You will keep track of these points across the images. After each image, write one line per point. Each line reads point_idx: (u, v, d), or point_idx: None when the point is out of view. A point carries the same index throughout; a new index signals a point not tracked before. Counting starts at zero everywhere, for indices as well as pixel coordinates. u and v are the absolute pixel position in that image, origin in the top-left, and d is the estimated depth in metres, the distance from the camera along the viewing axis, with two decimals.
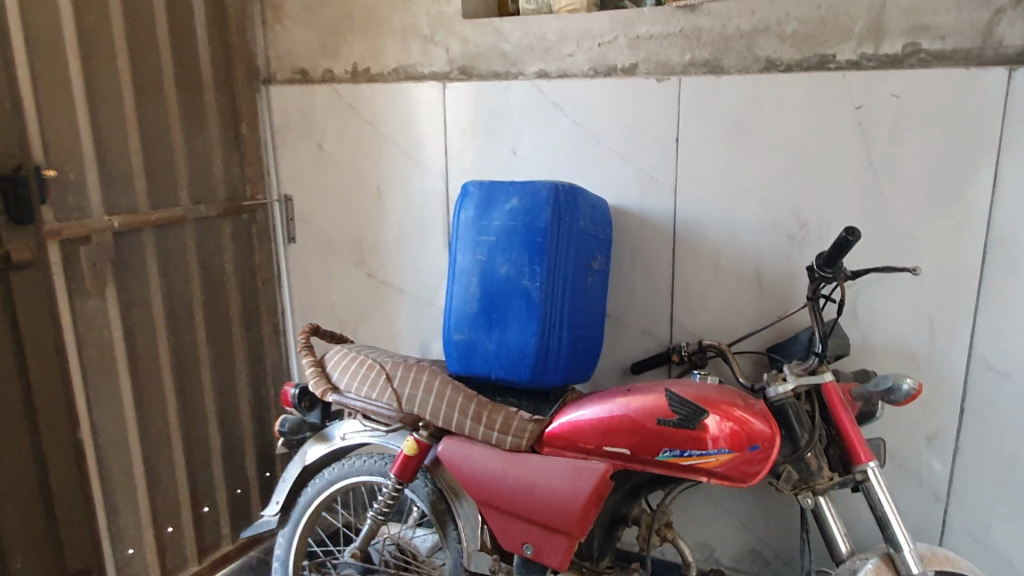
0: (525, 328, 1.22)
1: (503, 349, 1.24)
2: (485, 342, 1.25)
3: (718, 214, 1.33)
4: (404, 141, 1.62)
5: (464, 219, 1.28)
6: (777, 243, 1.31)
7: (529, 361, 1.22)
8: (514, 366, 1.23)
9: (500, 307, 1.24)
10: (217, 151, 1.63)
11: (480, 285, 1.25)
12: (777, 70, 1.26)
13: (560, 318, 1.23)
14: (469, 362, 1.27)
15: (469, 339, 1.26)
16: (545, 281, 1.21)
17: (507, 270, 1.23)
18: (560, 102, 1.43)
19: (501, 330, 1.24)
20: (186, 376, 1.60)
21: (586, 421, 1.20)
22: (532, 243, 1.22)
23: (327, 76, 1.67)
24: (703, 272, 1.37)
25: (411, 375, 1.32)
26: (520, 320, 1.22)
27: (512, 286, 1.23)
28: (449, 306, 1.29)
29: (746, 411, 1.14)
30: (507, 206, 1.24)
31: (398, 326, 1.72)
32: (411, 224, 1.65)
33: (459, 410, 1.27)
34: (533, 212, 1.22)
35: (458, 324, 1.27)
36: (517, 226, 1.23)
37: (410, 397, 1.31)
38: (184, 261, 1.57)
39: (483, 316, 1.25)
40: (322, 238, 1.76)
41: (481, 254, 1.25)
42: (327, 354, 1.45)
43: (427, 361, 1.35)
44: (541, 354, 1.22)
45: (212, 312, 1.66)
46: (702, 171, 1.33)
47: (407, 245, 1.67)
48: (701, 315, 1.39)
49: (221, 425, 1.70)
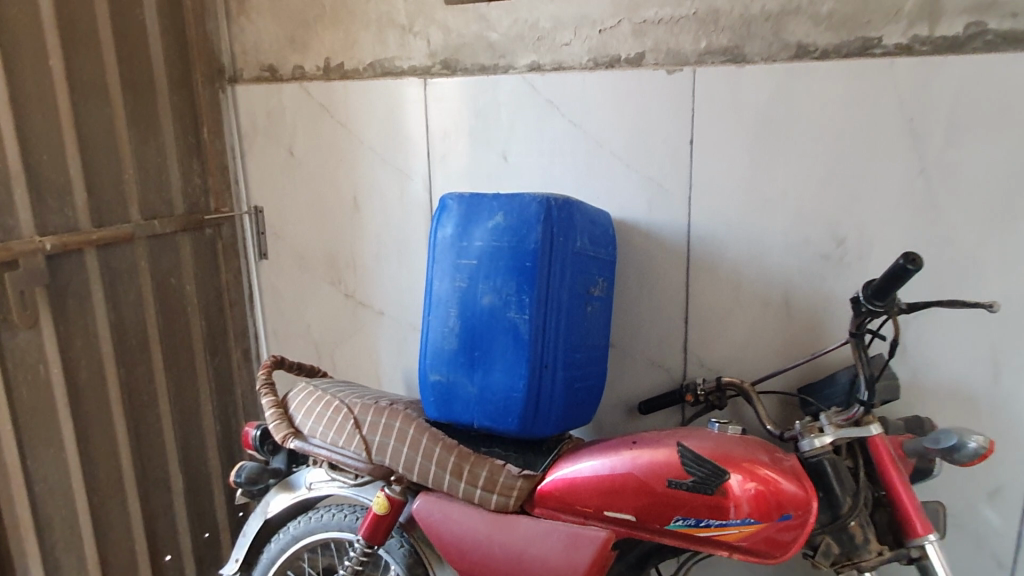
0: (512, 370, 1.03)
1: (487, 395, 1.05)
2: (466, 386, 1.07)
3: (739, 230, 1.13)
4: (381, 146, 1.43)
5: (442, 239, 1.09)
6: (809, 263, 1.10)
7: (517, 409, 1.03)
8: (500, 414, 1.04)
9: (483, 345, 1.05)
10: (174, 159, 1.46)
11: (459, 318, 1.07)
12: (811, 57, 1.06)
13: (553, 357, 1.04)
14: (449, 408, 1.09)
15: (447, 382, 1.08)
16: (534, 314, 1.02)
17: (490, 300, 1.04)
18: (555, 100, 1.24)
19: (484, 372, 1.05)
20: (141, 411, 1.43)
21: (584, 480, 1.00)
22: (520, 268, 1.03)
23: (297, 73, 1.49)
24: (722, 297, 1.17)
25: (382, 420, 1.14)
26: (506, 361, 1.04)
27: (496, 320, 1.04)
28: (425, 342, 1.10)
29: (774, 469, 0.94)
30: (490, 223, 1.05)
31: (378, 353, 1.54)
32: (390, 239, 1.47)
33: (436, 462, 1.09)
34: (520, 230, 1.03)
35: (435, 363, 1.09)
36: (502, 248, 1.04)
37: (381, 446, 1.13)
38: (135, 282, 1.40)
39: (463, 354, 1.06)
40: (294, 255, 1.58)
41: (461, 282, 1.07)
42: (291, 393, 1.27)
43: (401, 403, 1.17)
44: (531, 401, 1.03)
45: (171, 340, 1.49)
46: (720, 179, 1.14)
47: (386, 263, 1.49)
48: (719, 347, 1.19)
49: (183, 463, 1.53)
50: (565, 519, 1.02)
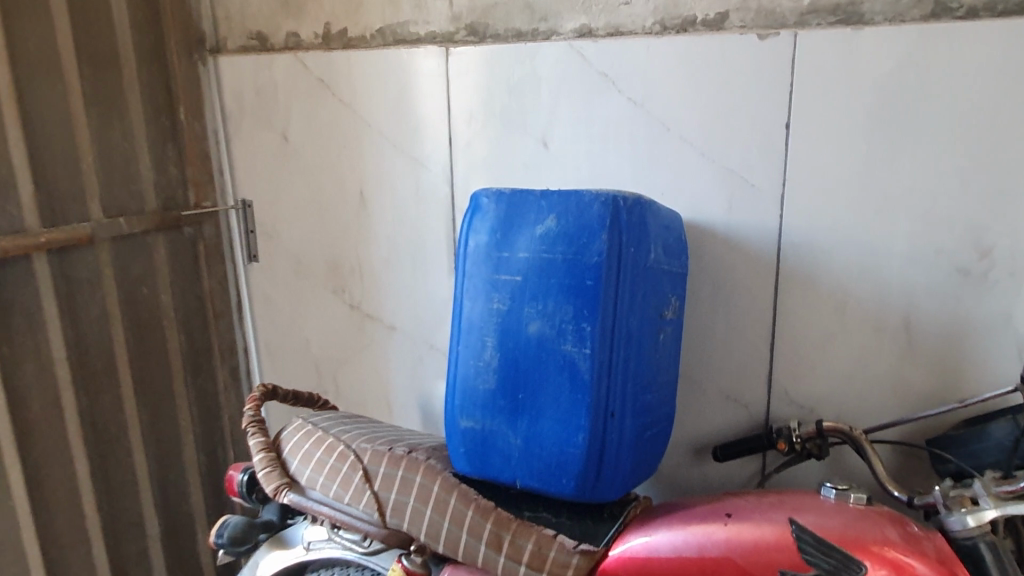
0: (568, 419, 0.80)
1: (534, 449, 0.82)
2: (505, 438, 0.84)
3: (847, 237, 0.91)
4: (393, 130, 1.20)
5: (475, 248, 0.86)
6: (940, 279, 0.88)
7: (573, 469, 0.80)
8: (552, 474, 0.82)
9: (528, 386, 0.82)
10: (145, 144, 1.22)
11: (498, 350, 0.84)
12: (952, 16, 0.83)
13: (621, 403, 0.81)
14: (484, 463, 0.86)
15: (482, 432, 0.85)
16: (597, 348, 0.79)
17: (539, 329, 0.81)
18: (610, 73, 1.01)
19: (531, 420, 0.82)
20: (109, 445, 1.20)
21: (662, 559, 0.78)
22: (578, 288, 0.80)
23: (291, 42, 1.25)
24: (821, 318, 0.95)
25: (398, 473, 0.91)
26: (560, 408, 0.81)
27: (547, 354, 0.81)
28: (453, 379, 0.88)
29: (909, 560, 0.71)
30: (538, 229, 0.82)
31: (389, 374, 1.32)
32: (404, 240, 1.24)
33: (469, 531, 0.86)
34: (577, 239, 0.80)
35: (467, 405, 0.86)
36: (555, 261, 0.81)
37: (397, 507, 0.90)
38: (99, 292, 1.16)
39: (503, 397, 0.84)
40: (289, 258, 1.35)
41: (500, 303, 0.84)
42: (285, 432, 1.04)
43: (421, 450, 0.94)
44: (593, 459, 0.80)
45: (145, 359, 1.25)
46: (825, 172, 0.91)
47: (400, 268, 1.26)
48: (817, 378, 0.97)
49: (160, 502, 1.30)
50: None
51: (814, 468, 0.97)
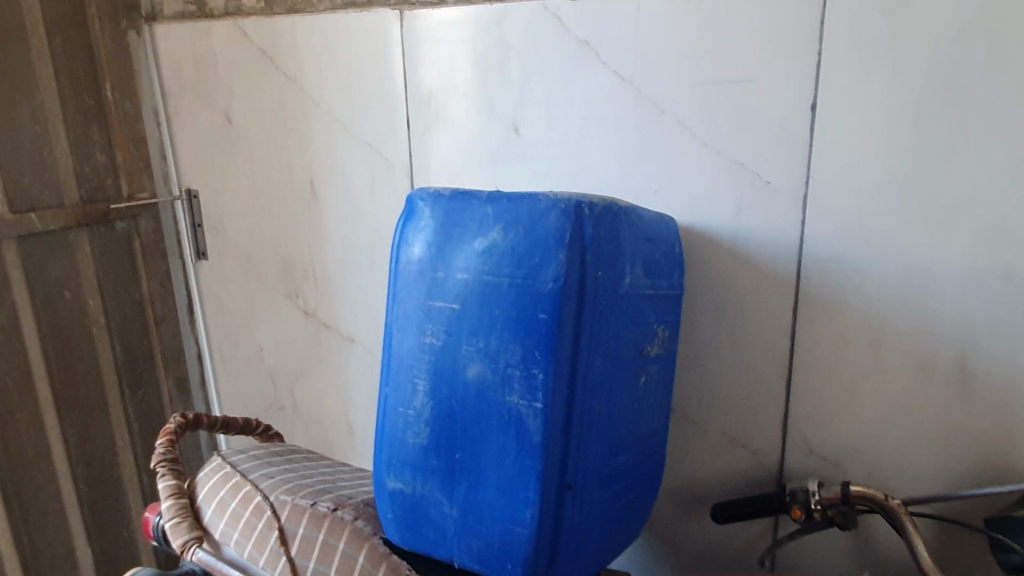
0: (512, 491, 0.62)
1: (473, 525, 0.64)
2: (440, 508, 0.66)
3: (887, 251, 0.71)
4: (344, 111, 1.02)
5: (405, 264, 0.68)
6: (1008, 309, 0.68)
7: (519, 555, 0.62)
8: (494, 557, 0.64)
9: (466, 444, 0.64)
10: (61, 129, 1.07)
11: (431, 396, 0.66)
12: None
13: (584, 470, 0.63)
14: (415, 534, 0.68)
15: (413, 499, 0.67)
16: (551, 401, 0.61)
17: (480, 373, 0.63)
18: (592, 39, 0.81)
19: (469, 489, 0.64)
20: (26, 472, 1.04)
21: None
22: (527, 323, 0.61)
23: (230, 7, 1.05)
24: (852, 352, 0.75)
25: (319, 536, 0.75)
26: (503, 476, 0.63)
27: (489, 405, 0.63)
28: (381, 428, 0.70)
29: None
30: (480, 243, 0.64)
31: (349, 391, 1.15)
32: (360, 241, 1.06)
33: None
34: (526, 258, 0.62)
35: (395, 462, 0.68)
36: (500, 286, 0.63)
37: None
38: (8, 299, 1.00)
39: (437, 457, 0.66)
40: (238, 257, 1.18)
41: (434, 337, 0.66)
42: (201, 475, 0.89)
43: (349, 508, 0.77)
44: (545, 542, 0.62)
45: (69, 373, 1.11)
46: (861, 167, 0.71)
47: (357, 272, 1.08)
48: (847, 425, 0.77)
49: (94, 530, 1.16)
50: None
51: (837, 536, 0.78)
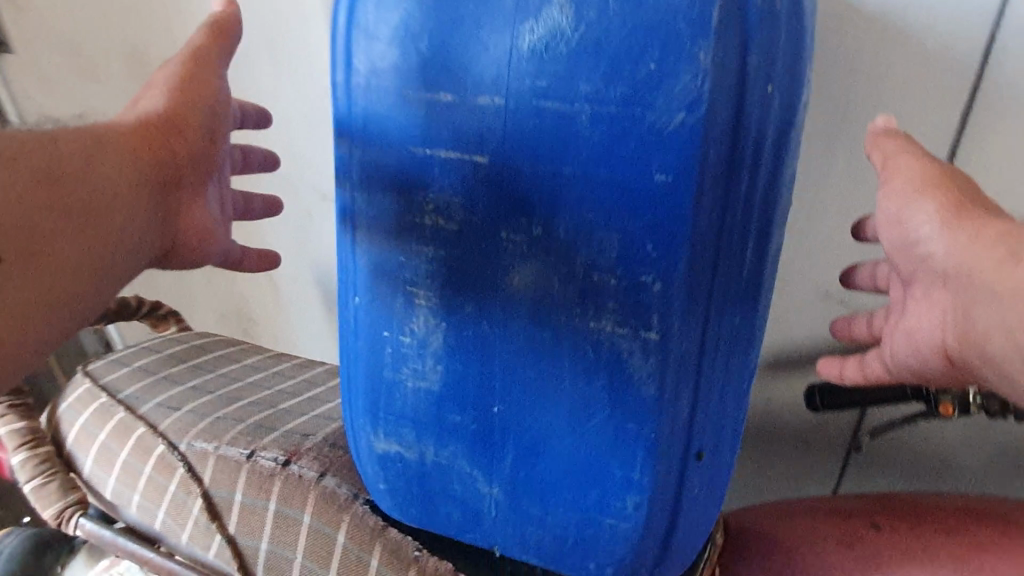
0: (601, 467, 0.38)
1: (530, 508, 0.41)
2: (470, 483, 0.42)
3: None
4: None
5: (367, 73, 0.36)
6: None
7: (611, 553, 0.40)
8: (569, 549, 0.41)
9: (514, 396, 0.38)
10: None
11: (443, 316, 0.38)
12: None
13: (715, 422, 0.38)
14: (426, 511, 0.44)
15: (420, 468, 0.42)
16: (676, 331, 0.34)
17: (534, 280, 0.35)
18: None
19: (521, 459, 0.39)
20: None
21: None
22: (631, 193, 0.32)
23: None
24: None
25: (269, 507, 0.49)
26: (583, 445, 0.38)
27: (557, 334, 0.36)
28: (352, 360, 0.42)
29: (936, 242, 0.38)
30: (522, 33, 0.32)
31: (265, 234, 0.84)
32: (250, 16, 0.69)
33: None
34: (626, 64, 0.31)
35: (384, 415, 0.42)
36: (571, 120, 0.32)
37: (271, 565, 0.49)
38: None
39: (460, 410, 0.40)
40: (61, 48, 0.78)
41: (440, 218, 0.36)
42: (62, 406, 0.60)
43: (308, 458, 0.50)
44: (658, 535, 0.39)
45: None
46: None
47: (253, 66, 0.72)
48: None
49: None
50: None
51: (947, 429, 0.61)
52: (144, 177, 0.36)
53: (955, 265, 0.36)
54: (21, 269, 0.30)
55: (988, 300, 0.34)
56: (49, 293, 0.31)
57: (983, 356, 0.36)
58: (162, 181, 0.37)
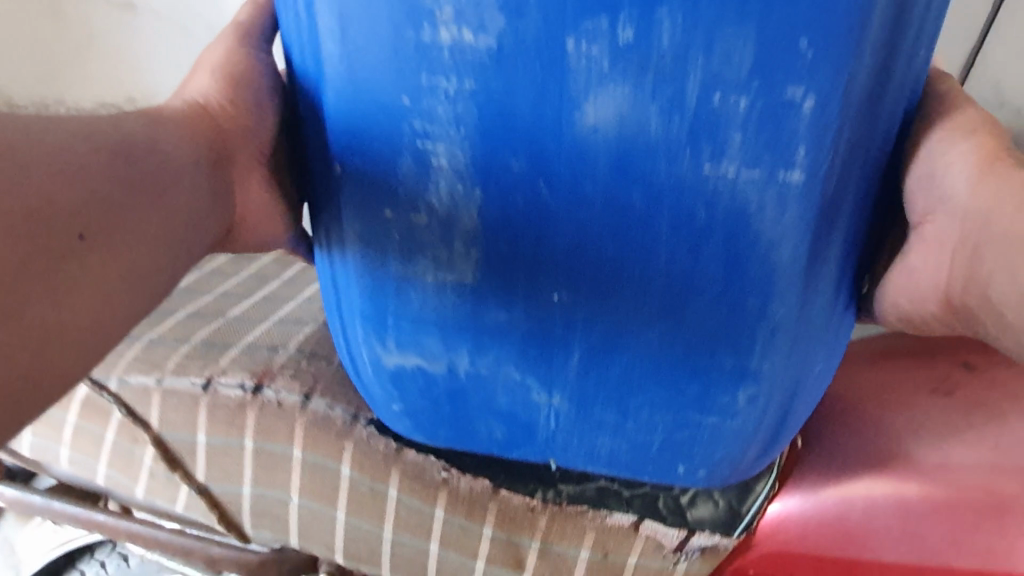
0: (704, 357, 0.29)
1: (602, 416, 0.32)
2: (519, 396, 0.32)
3: None
4: None
5: None
6: None
7: (709, 456, 0.32)
8: (654, 453, 0.33)
9: (584, 277, 0.28)
10: None
11: (477, 177, 0.26)
12: None
13: (846, 283, 0.29)
14: (458, 429, 0.34)
15: (450, 380, 0.32)
16: (827, 166, 0.24)
17: (619, 113, 0.24)
18: None
19: (592, 355, 0.30)
20: None
21: (814, 534, 0.38)
22: None
23: None
24: None
25: (246, 446, 0.39)
26: (683, 330, 0.28)
27: (652, 188, 0.25)
28: (338, 257, 0.31)
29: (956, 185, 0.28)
30: None
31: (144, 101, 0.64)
32: None
33: (441, 544, 0.39)
34: None
35: (395, 325, 0.31)
36: None
37: (263, 507, 0.40)
38: None
39: (506, 305, 0.29)
40: None
41: (463, 31, 0.23)
42: None
43: (283, 378, 0.39)
44: (772, 423, 0.31)
45: None
46: None
47: None
48: None
49: None
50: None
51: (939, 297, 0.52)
52: (203, 156, 0.31)
53: (966, 211, 0.28)
54: (98, 251, 0.25)
55: (1002, 249, 0.26)
56: (126, 267, 0.26)
57: (982, 309, 0.28)
58: (215, 158, 0.31)
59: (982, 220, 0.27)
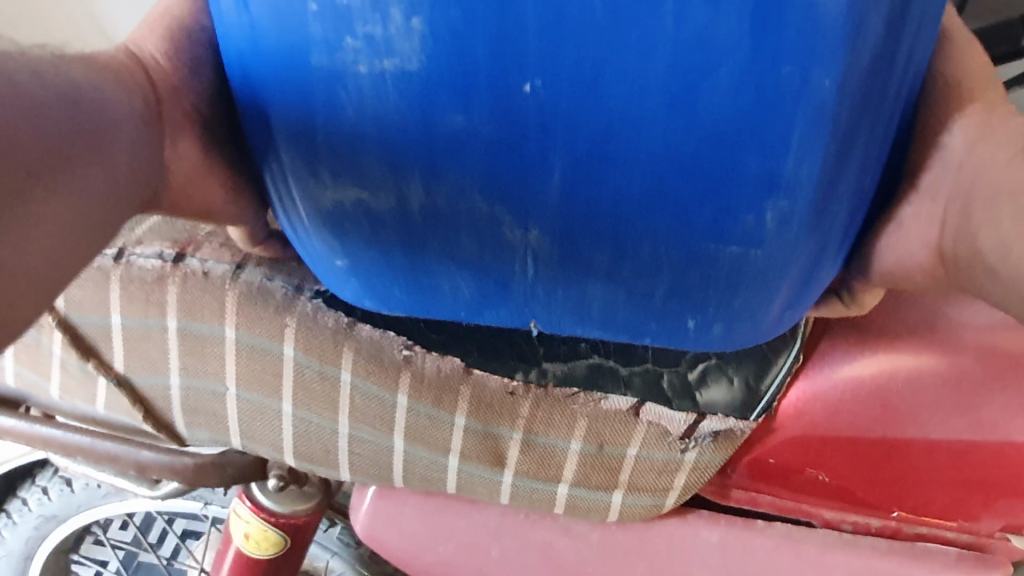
0: (724, 164, 0.22)
1: (593, 253, 0.25)
2: (487, 232, 0.26)
3: None
4: None
5: None
6: None
7: (726, 304, 0.26)
8: (658, 298, 0.26)
9: (562, 60, 0.20)
10: None
11: None
12: None
13: (906, 63, 0.22)
14: (416, 281, 0.28)
15: (400, 213, 0.26)
16: None
17: None
18: None
19: (576, 171, 0.23)
20: None
21: (847, 416, 0.31)
22: None
23: None
24: None
25: (169, 327, 0.33)
26: (695, 128, 0.21)
27: None
28: (247, 50, 0.23)
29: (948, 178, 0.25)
30: None
31: None
32: None
33: (405, 439, 0.33)
34: None
35: (324, 138, 0.24)
36: None
37: (196, 402, 0.34)
38: None
39: (465, 105, 0.22)
40: None
41: None
42: None
43: (212, 246, 0.32)
44: (806, 256, 0.24)
45: None
46: None
47: None
48: None
49: None
50: (852, 532, 0.35)
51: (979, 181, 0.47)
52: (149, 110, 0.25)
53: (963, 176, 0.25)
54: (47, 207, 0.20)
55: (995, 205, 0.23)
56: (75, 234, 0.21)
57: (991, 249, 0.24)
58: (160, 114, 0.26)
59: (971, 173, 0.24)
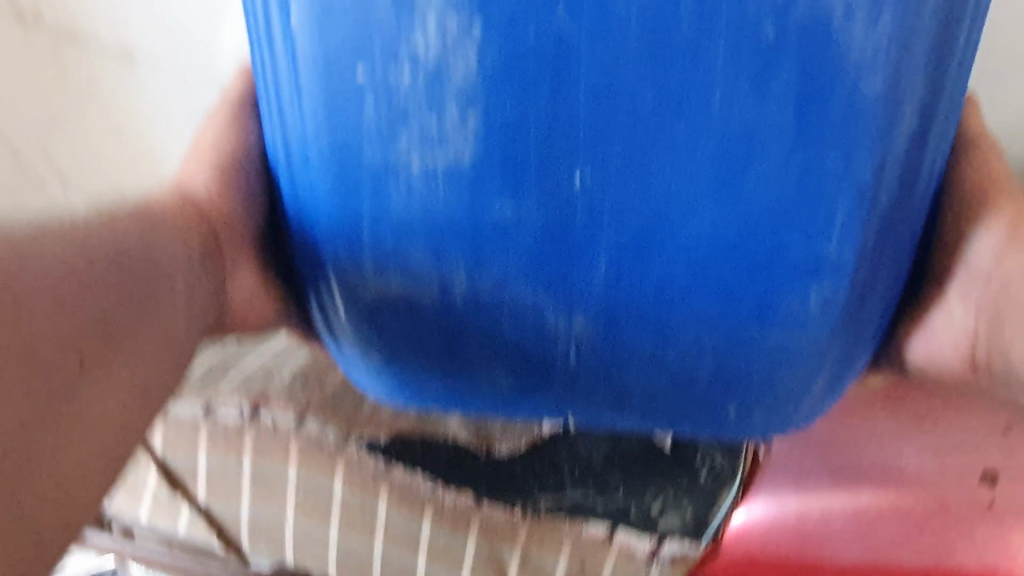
0: (771, 244, 0.24)
1: (634, 349, 0.27)
2: (532, 326, 0.27)
3: None
4: None
5: None
6: None
7: (767, 375, 0.27)
8: (699, 369, 0.27)
9: (630, 167, 0.24)
10: None
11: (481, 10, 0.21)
12: None
13: (915, 204, 0.26)
14: (459, 354, 0.28)
15: (452, 301, 0.27)
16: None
17: None
18: None
19: (629, 277, 0.26)
20: None
21: (770, 544, 0.42)
22: None
23: None
24: None
25: (244, 469, 0.42)
26: (739, 211, 0.24)
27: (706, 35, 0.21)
28: (301, 165, 0.26)
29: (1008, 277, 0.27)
30: None
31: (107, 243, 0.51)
32: None
33: (426, 559, 0.42)
34: None
35: (372, 236, 0.26)
36: None
37: (260, 526, 0.43)
38: None
39: (514, 194, 0.24)
40: None
41: None
42: None
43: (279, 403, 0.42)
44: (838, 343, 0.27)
45: None
46: None
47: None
48: None
49: None
50: None
51: None
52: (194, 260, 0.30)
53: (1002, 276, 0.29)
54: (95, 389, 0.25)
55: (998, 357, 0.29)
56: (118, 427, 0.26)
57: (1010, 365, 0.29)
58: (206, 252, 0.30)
59: (1001, 289, 0.28)
